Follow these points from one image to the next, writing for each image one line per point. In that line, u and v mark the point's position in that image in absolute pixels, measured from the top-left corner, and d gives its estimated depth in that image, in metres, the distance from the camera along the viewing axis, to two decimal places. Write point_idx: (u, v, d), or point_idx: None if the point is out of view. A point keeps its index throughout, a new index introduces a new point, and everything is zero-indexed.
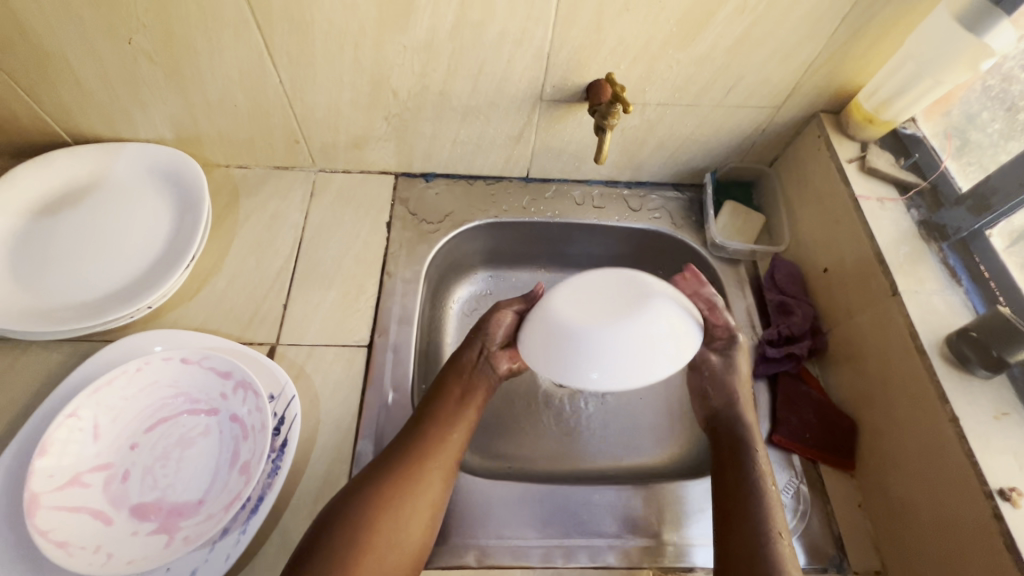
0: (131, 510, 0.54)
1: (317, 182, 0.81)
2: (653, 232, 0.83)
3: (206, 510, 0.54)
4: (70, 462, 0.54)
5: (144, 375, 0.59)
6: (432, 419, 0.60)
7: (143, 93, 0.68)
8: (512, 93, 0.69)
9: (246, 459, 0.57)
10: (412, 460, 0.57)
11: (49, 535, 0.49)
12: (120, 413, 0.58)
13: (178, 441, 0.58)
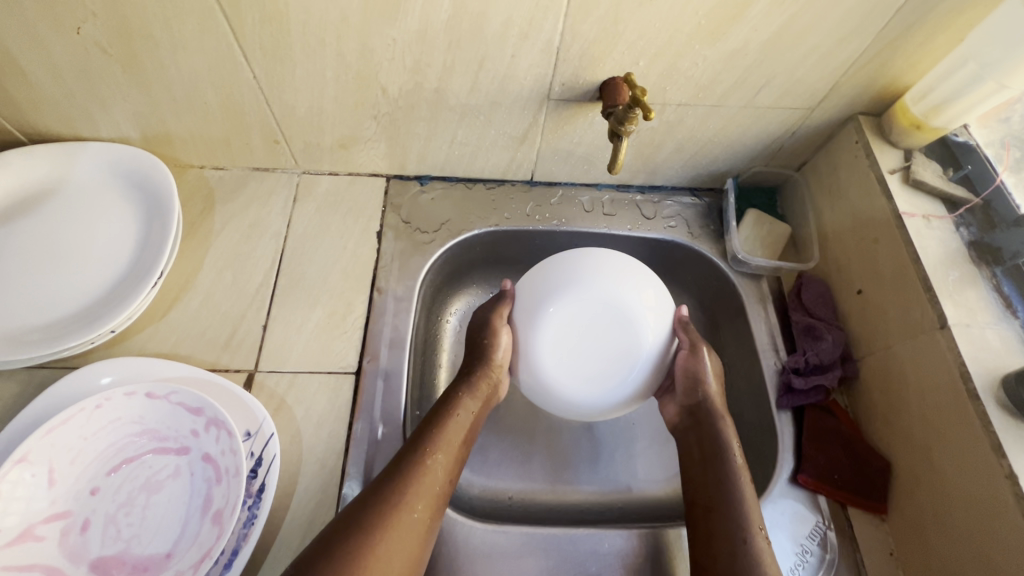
0: (90, 565, 0.49)
1: (300, 185, 0.74)
2: (668, 242, 0.76)
3: (174, 566, 0.49)
4: (21, 514, 0.48)
5: (104, 412, 0.53)
6: (423, 447, 0.53)
7: (100, 89, 0.60)
8: (516, 91, 0.61)
9: (219, 507, 0.51)
10: (400, 497, 0.49)
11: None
12: (79, 454, 0.52)
13: (144, 485, 0.52)
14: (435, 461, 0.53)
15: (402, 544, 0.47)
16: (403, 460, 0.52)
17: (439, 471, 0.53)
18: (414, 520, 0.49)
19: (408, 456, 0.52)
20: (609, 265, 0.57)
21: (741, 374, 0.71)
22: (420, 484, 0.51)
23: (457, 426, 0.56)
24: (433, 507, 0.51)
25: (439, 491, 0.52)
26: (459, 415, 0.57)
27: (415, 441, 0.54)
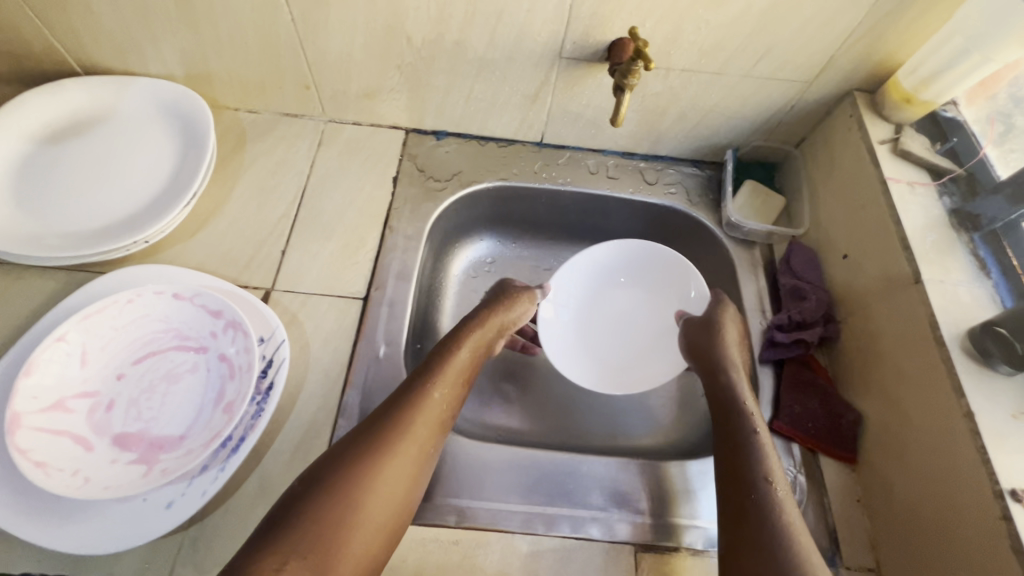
0: (112, 438, 0.54)
1: (325, 132, 0.79)
2: (667, 207, 0.80)
3: (187, 446, 0.54)
4: (56, 386, 0.54)
5: (135, 308, 0.58)
6: (420, 388, 0.56)
7: (154, 25, 0.66)
8: (530, 48, 0.66)
9: (231, 399, 0.56)
10: (402, 424, 0.53)
11: (28, 454, 0.49)
12: (110, 342, 0.57)
13: (164, 376, 0.58)
14: (431, 400, 0.55)
15: (395, 479, 0.50)
16: (400, 400, 0.55)
17: (443, 400, 0.56)
18: (407, 455, 0.52)
19: (404, 396, 0.55)
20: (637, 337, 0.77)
21: None
22: (416, 422, 0.53)
23: (453, 366, 0.59)
24: (431, 442, 0.54)
25: (435, 426, 0.55)
26: (457, 360, 0.60)
27: (412, 382, 0.57)
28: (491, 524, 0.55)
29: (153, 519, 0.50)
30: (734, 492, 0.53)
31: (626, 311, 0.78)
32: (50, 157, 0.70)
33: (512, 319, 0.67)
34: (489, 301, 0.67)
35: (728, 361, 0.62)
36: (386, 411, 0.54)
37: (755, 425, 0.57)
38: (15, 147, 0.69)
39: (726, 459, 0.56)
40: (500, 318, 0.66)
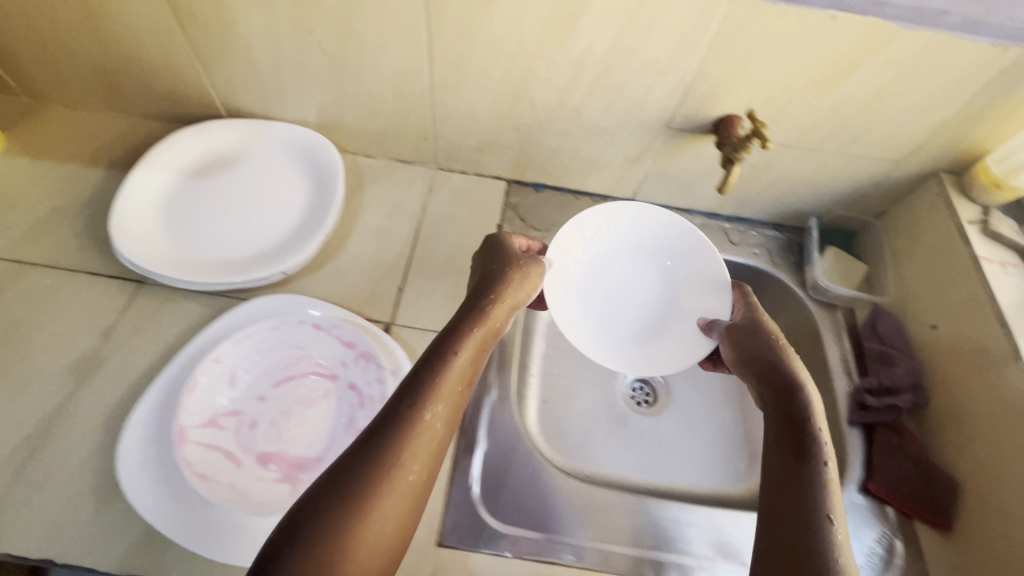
0: (256, 456, 0.58)
1: (434, 179, 0.86)
2: (751, 267, 0.85)
3: (325, 468, 0.58)
4: (209, 404, 0.59)
5: (278, 335, 0.64)
6: (402, 404, 0.45)
7: (304, 79, 0.74)
8: (642, 118, 0.72)
9: (363, 426, 0.61)
10: (388, 458, 0.42)
11: (193, 466, 0.54)
12: (254, 365, 0.62)
13: (300, 400, 0.62)
14: (419, 416, 0.45)
15: (383, 524, 0.41)
16: (390, 424, 0.44)
17: (439, 422, 0.46)
18: (397, 490, 0.42)
19: (382, 418, 0.44)
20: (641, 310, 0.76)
21: None
22: (402, 451, 0.43)
23: (453, 371, 0.49)
24: (426, 469, 0.44)
25: (430, 449, 0.45)
26: (458, 358, 0.49)
27: (403, 399, 0.46)
28: (604, 565, 0.57)
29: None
30: (781, 525, 0.42)
31: (643, 286, 0.77)
32: (197, 189, 0.77)
33: (518, 298, 0.58)
34: (496, 286, 0.57)
35: (800, 376, 0.52)
36: (374, 439, 0.43)
37: (825, 447, 0.47)
38: (167, 179, 0.76)
39: (777, 481, 0.46)
40: (506, 299, 0.57)
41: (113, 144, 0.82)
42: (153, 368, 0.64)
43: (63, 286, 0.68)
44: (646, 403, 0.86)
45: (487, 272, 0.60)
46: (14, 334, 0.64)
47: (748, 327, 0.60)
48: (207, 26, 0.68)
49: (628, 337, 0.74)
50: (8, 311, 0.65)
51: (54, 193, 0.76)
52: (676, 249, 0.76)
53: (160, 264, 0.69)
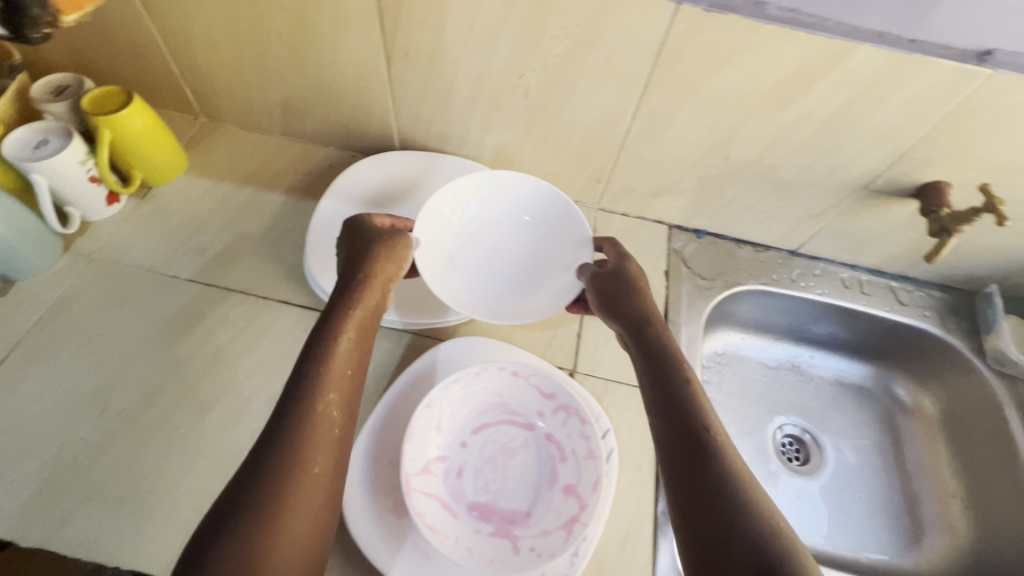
0: (469, 506, 0.59)
1: (597, 220, 0.85)
2: (921, 329, 0.82)
3: (538, 524, 0.58)
4: (424, 450, 0.59)
5: (478, 381, 0.63)
6: (304, 388, 0.51)
7: (494, 120, 0.75)
8: (841, 178, 0.71)
9: (568, 482, 0.60)
10: (300, 451, 0.48)
11: (423, 517, 0.55)
12: (457, 411, 0.63)
13: (500, 448, 0.63)
14: (323, 400, 0.51)
15: (306, 501, 0.46)
16: (292, 408, 0.50)
17: (335, 412, 0.51)
18: (311, 475, 0.47)
19: (301, 404, 0.50)
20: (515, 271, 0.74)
21: (993, 471, 0.75)
22: (314, 437, 0.49)
23: (339, 357, 0.54)
24: (334, 456, 0.49)
25: (336, 433, 0.51)
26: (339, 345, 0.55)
27: (301, 383, 0.52)
28: None
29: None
30: (713, 517, 0.45)
31: (503, 244, 0.75)
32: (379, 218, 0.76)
33: (391, 273, 0.63)
34: (375, 270, 0.61)
35: (694, 383, 0.55)
36: (278, 419, 0.49)
37: (727, 453, 0.49)
38: (348, 210, 0.77)
39: (677, 468, 0.50)
40: (376, 285, 0.61)
41: (287, 169, 0.84)
42: (353, 405, 0.64)
43: (259, 315, 0.69)
44: (798, 461, 0.85)
45: (359, 248, 0.64)
46: (220, 361, 0.65)
47: (635, 279, 0.65)
48: (417, 66, 0.69)
49: (462, 287, 0.71)
50: (213, 337, 0.67)
51: (239, 217, 0.78)
52: (538, 206, 0.74)
53: None
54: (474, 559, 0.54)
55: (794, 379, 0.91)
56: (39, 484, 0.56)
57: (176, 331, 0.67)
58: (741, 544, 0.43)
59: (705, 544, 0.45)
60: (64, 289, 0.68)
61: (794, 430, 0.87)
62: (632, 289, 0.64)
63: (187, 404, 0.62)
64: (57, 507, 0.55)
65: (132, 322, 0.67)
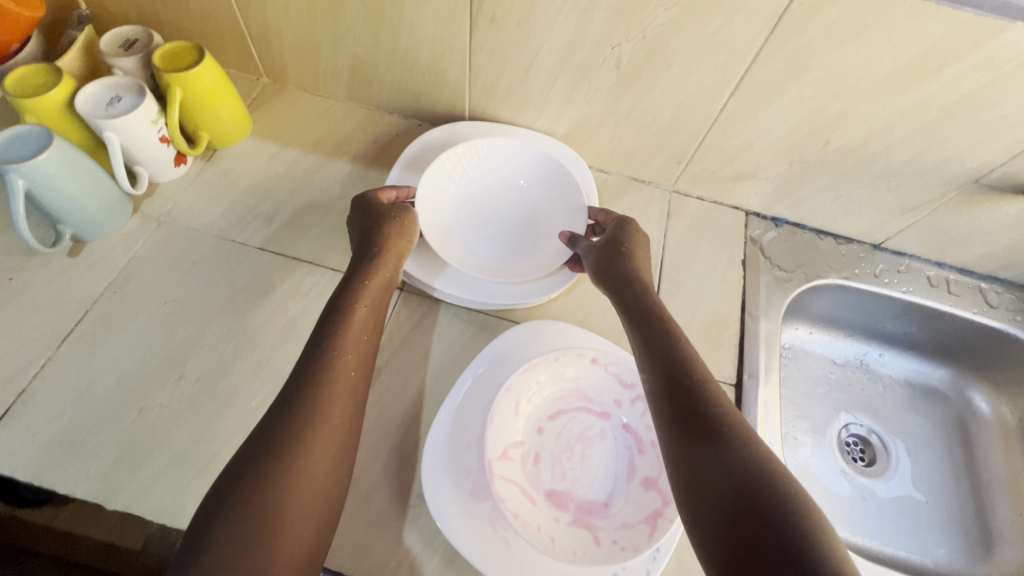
0: (546, 494, 0.58)
1: (672, 203, 0.81)
2: (1010, 335, 0.78)
3: (619, 516, 0.57)
4: (502, 435, 0.59)
5: (556, 367, 0.62)
6: (320, 346, 0.52)
7: (577, 92, 0.70)
8: (951, 170, 0.66)
9: (648, 475, 0.59)
10: (320, 405, 0.48)
11: (506, 503, 0.54)
12: (532, 397, 0.62)
13: (577, 437, 0.62)
14: (339, 358, 0.52)
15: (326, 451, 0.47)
16: (310, 366, 0.51)
17: (351, 371, 0.52)
18: (331, 427, 0.48)
19: (314, 364, 0.51)
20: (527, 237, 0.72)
21: None
22: (328, 391, 0.49)
23: (355, 322, 0.55)
24: (351, 414, 0.50)
25: (350, 390, 0.51)
26: (358, 309, 0.56)
27: (319, 342, 0.52)
28: None
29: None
30: (721, 490, 0.43)
31: (503, 207, 0.73)
32: (445, 178, 0.71)
33: (404, 248, 0.62)
34: (384, 233, 0.61)
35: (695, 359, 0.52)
36: (298, 377, 0.50)
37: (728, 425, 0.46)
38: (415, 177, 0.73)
39: (681, 449, 0.46)
40: (393, 252, 0.60)
41: (353, 137, 0.81)
42: (427, 384, 0.63)
43: (330, 288, 0.68)
44: (863, 462, 0.82)
45: (370, 217, 0.63)
46: (292, 334, 0.64)
47: (626, 245, 0.63)
48: (503, 31, 0.65)
49: (476, 256, 0.69)
50: (285, 308, 0.66)
51: (306, 185, 0.76)
52: (531, 169, 0.73)
53: (424, 270, 0.66)
54: (559, 550, 0.53)
55: (862, 378, 0.87)
56: (122, 449, 0.55)
57: (249, 301, 0.66)
58: (742, 510, 0.41)
59: (712, 521, 0.42)
60: (136, 251, 0.67)
61: (860, 430, 0.84)
62: (620, 258, 0.62)
63: (262, 376, 0.61)
64: (140, 473, 0.55)
65: (205, 289, 0.66)
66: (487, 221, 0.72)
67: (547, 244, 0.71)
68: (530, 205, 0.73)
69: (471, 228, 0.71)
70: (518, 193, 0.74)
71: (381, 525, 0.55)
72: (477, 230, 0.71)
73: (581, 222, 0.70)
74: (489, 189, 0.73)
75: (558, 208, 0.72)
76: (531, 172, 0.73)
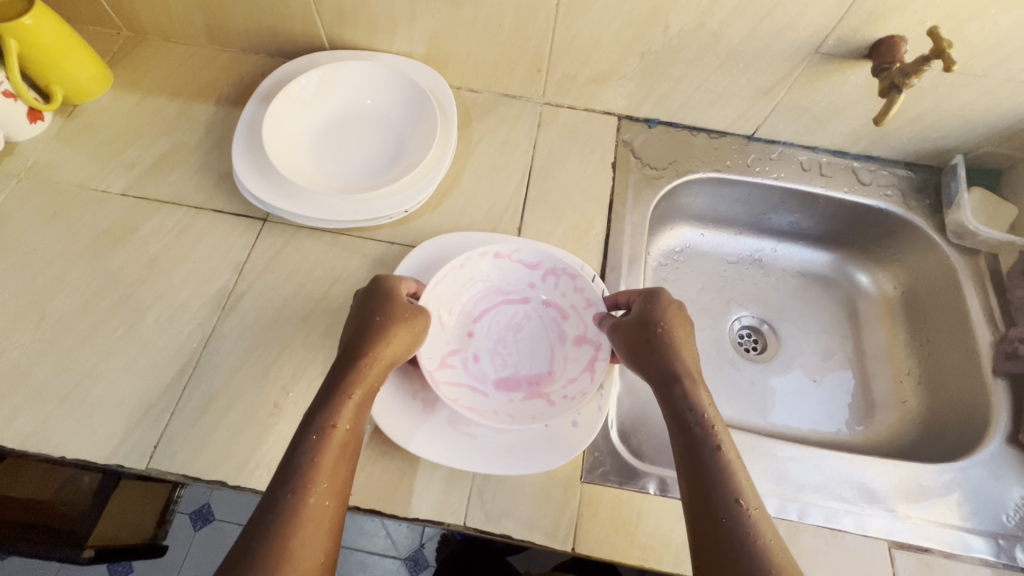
0: (494, 384, 0.61)
1: (543, 114, 0.81)
2: (881, 209, 0.79)
3: (563, 375, 0.61)
4: (433, 347, 0.61)
5: (463, 272, 0.63)
6: (313, 424, 0.48)
7: (419, 5, 0.70)
8: (789, 42, 0.66)
9: (577, 334, 0.63)
10: (308, 482, 0.45)
11: (458, 401, 0.58)
12: (453, 306, 0.63)
13: (506, 327, 0.64)
14: (329, 441, 0.47)
15: (316, 543, 0.43)
16: (298, 450, 0.46)
17: (342, 441, 0.48)
18: (319, 518, 0.44)
19: (304, 442, 0.47)
20: (383, 153, 0.71)
21: (948, 346, 0.74)
22: (315, 483, 0.45)
23: (349, 406, 0.49)
24: (340, 483, 0.46)
25: (340, 474, 0.47)
26: (352, 398, 0.50)
27: (309, 424, 0.48)
28: None
29: (571, 436, 0.56)
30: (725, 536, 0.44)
31: (357, 129, 0.72)
32: (294, 106, 0.70)
33: (410, 329, 0.55)
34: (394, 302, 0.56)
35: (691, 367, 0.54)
36: (286, 466, 0.46)
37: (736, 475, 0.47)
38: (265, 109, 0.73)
39: (698, 502, 0.46)
40: (397, 337, 0.54)
41: (216, 80, 0.80)
42: (288, 304, 0.64)
43: (193, 225, 0.69)
44: (755, 350, 0.84)
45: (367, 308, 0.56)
46: (155, 270, 0.65)
47: (658, 320, 0.56)
48: None
49: (330, 178, 0.69)
50: (147, 247, 0.67)
51: (169, 130, 0.76)
52: (379, 87, 0.73)
53: (279, 197, 0.67)
54: (518, 422, 0.57)
55: (754, 273, 0.88)
56: None
57: (110, 243, 0.67)
58: None
59: None
60: None
61: (752, 321, 0.86)
62: (655, 333, 0.55)
63: (124, 311, 0.63)
64: (4, 407, 0.57)
65: (66, 237, 0.67)
66: (339, 144, 0.71)
67: (401, 160, 0.71)
68: (385, 123, 0.73)
69: (321, 152, 0.70)
70: (371, 113, 0.73)
71: (239, 433, 0.57)
72: (328, 152, 0.70)
73: (431, 133, 0.70)
74: (342, 112, 0.73)
75: (412, 124, 0.72)
76: (380, 90, 0.73)
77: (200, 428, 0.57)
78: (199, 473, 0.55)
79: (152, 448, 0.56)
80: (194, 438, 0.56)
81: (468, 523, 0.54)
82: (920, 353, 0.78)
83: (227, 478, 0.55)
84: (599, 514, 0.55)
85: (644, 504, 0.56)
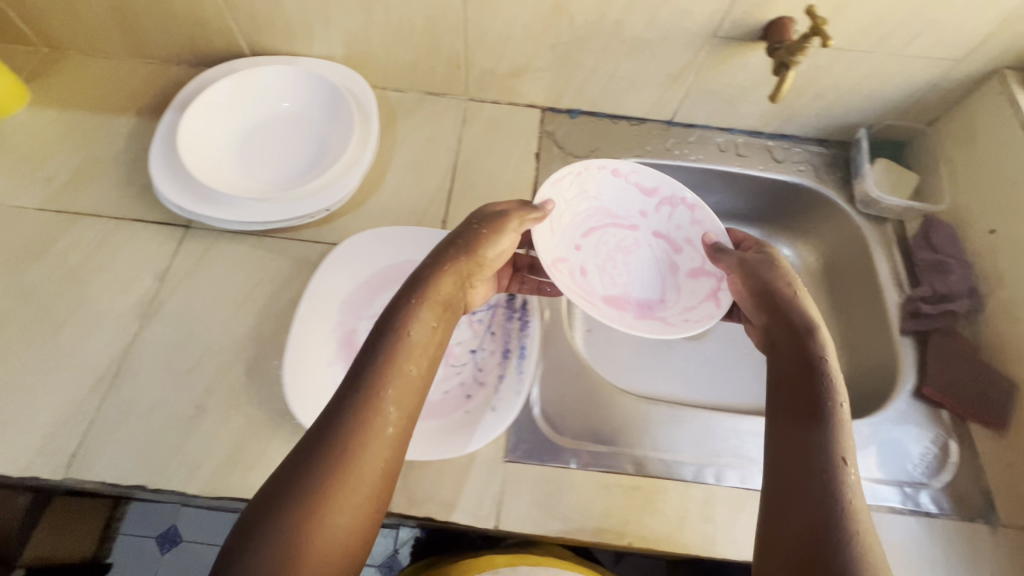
0: (599, 301, 0.63)
1: (467, 110, 0.83)
2: (796, 184, 0.82)
3: (678, 303, 0.65)
4: (546, 244, 0.63)
5: (586, 180, 0.68)
6: (386, 326, 0.46)
7: (331, 8, 0.71)
8: (688, 28, 0.69)
9: (690, 266, 0.67)
10: (376, 383, 0.42)
11: (566, 280, 0.61)
12: (566, 220, 0.67)
13: (614, 248, 0.69)
14: (406, 344, 0.45)
15: (380, 447, 0.40)
16: (376, 347, 0.45)
17: (421, 346, 0.46)
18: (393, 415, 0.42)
19: (378, 343, 0.45)
20: (304, 155, 0.72)
21: (863, 310, 0.77)
22: (389, 380, 0.43)
23: (426, 309, 0.48)
24: (415, 392, 0.44)
25: (417, 380, 0.44)
26: (423, 301, 0.48)
27: (383, 328, 0.46)
28: (667, 473, 0.59)
29: (488, 420, 0.57)
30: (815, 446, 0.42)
31: (277, 132, 0.73)
32: (210, 113, 0.71)
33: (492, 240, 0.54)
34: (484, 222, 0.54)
35: (818, 322, 0.50)
36: (361, 364, 0.44)
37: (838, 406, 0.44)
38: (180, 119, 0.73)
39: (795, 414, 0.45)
40: (477, 243, 0.53)
41: (136, 92, 0.80)
42: (210, 308, 0.65)
43: (113, 235, 0.68)
44: None
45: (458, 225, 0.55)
46: (73, 282, 0.65)
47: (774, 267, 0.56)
48: None
49: (249, 182, 0.70)
50: (66, 260, 0.66)
51: (89, 143, 0.75)
52: (296, 90, 0.74)
53: (197, 204, 0.68)
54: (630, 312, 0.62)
55: None
56: None
57: (27, 258, 0.66)
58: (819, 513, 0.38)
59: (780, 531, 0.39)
60: None
61: None
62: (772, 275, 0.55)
63: (42, 324, 0.62)
64: None
65: None
66: (258, 149, 0.72)
67: (322, 160, 0.72)
68: (305, 125, 0.74)
69: (239, 158, 0.71)
70: (289, 116, 0.74)
71: (160, 437, 0.57)
72: (246, 157, 0.71)
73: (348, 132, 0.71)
74: (260, 117, 0.74)
75: (332, 123, 0.74)
76: (298, 93, 0.74)
77: (120, 435, 0.57)
78: (119, 479, 0.55)
79: (70, 458, 0.55)
80: (113, 445, 0.56)
81: (390, 509, 0.55)
82: (841, 319, 0.81)
83: (147, 483, 0.55)
84: (521, 492, 0.56)
85: (564, 478, 0.58)
